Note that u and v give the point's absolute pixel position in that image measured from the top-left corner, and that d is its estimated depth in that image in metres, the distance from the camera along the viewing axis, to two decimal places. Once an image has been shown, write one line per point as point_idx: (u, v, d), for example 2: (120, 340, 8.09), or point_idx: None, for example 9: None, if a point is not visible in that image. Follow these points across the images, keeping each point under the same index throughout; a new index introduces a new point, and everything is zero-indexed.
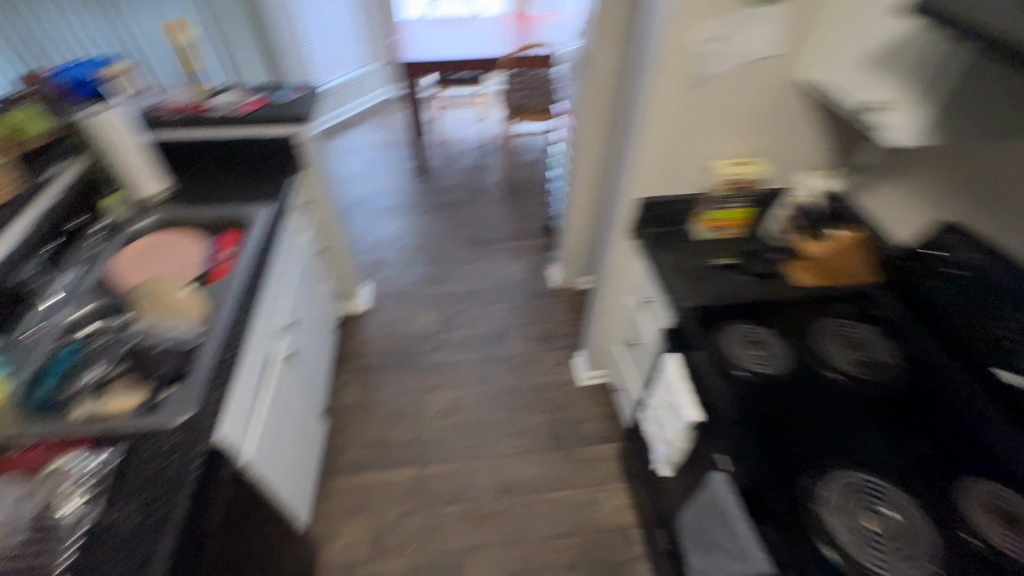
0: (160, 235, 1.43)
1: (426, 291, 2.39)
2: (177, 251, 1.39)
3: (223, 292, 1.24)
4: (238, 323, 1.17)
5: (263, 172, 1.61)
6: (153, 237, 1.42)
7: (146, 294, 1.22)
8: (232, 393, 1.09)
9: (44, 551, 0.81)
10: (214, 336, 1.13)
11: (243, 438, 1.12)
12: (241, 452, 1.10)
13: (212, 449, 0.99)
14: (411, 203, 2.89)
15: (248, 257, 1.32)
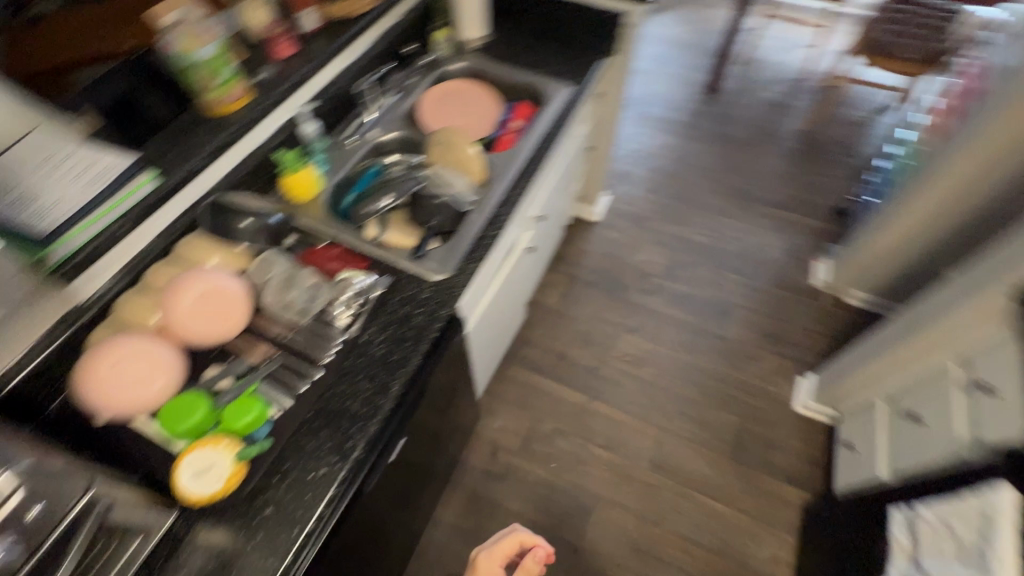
0: (462, 86, 1.42)
1: (662, 226, 2.17)
2: (471, 110, 1.38)
3: (503, 166, 1.21)
4: (508, 204, 1.15)
5: (576, 47, 1.47)
6: (456, 85, 1.41)
7: (440, 144, 1.22)
8: (480, 270, 1.10)
9: (313, 334, 0.92)
10: (484, 208, 1.13)
11: (473, 312, 1.15)
12: (468, 324, 1.15)
13: (452, 316, 1.02)
14: (684, 121, 2.54)
15: (535, 137, 1.26)
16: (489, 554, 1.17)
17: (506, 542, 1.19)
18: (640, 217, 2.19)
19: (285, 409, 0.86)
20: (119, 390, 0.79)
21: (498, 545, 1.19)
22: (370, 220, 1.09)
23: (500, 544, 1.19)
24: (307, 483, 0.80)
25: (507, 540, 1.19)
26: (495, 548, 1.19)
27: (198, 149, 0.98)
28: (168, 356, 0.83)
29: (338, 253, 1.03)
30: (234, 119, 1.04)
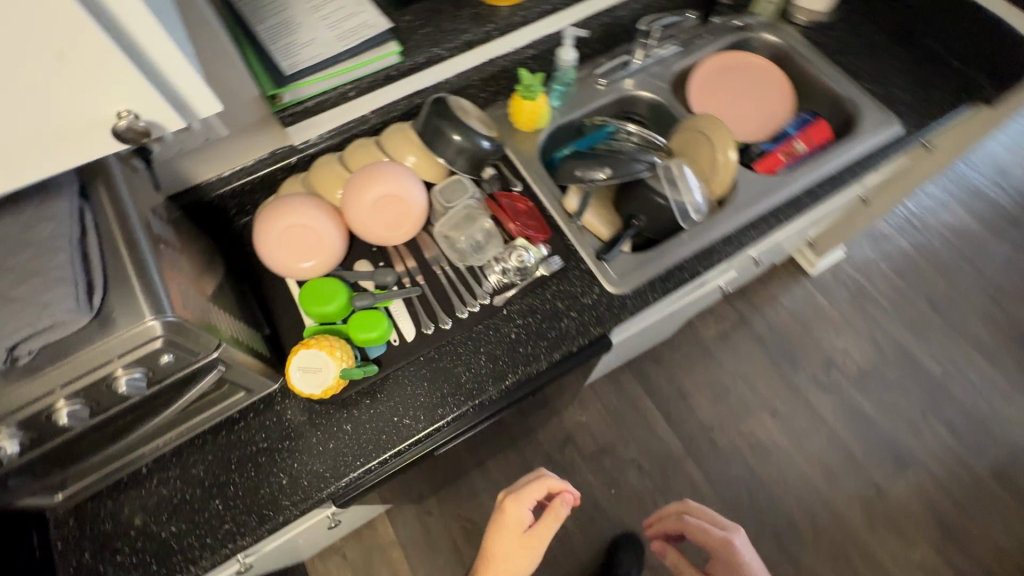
0: (748, 61, 1.12)
1: (886, 322, 1.71)
2: (747, 102, 1.11)
3: (753, 194, 0.96)
4: (733, 244, 0.93)
5: (939, 80, 1.07)
6: (741, 58, 1.12)
7: (695, 135, 0.99)
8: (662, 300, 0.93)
9: (461, 283, 0.87)
10: (703, 235, 0.92)
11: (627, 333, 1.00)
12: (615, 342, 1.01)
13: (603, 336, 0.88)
14: (1004, 209, 1.87)
15: (814, 176, 0.97)
16: (515, 496, 0.90)
17: (533, 486, 0.90)
18: (865, 296, 1.75)
19: (402, 340, 0.84)
20: (282, 248, 0.79)
21: (523, 492, 0.90)
22: (575, 187, 0.94)
23: (528, 489, 0.90)
24: (390, 423, 0.79)
25: (534, 486, 0.90)
26: (522, 490, 0.90)
27: (451, 35, 0.89)
28: (334, 237, 0.81)
29: (522, 207, 0.91)
30: (499, 14, 0.91)
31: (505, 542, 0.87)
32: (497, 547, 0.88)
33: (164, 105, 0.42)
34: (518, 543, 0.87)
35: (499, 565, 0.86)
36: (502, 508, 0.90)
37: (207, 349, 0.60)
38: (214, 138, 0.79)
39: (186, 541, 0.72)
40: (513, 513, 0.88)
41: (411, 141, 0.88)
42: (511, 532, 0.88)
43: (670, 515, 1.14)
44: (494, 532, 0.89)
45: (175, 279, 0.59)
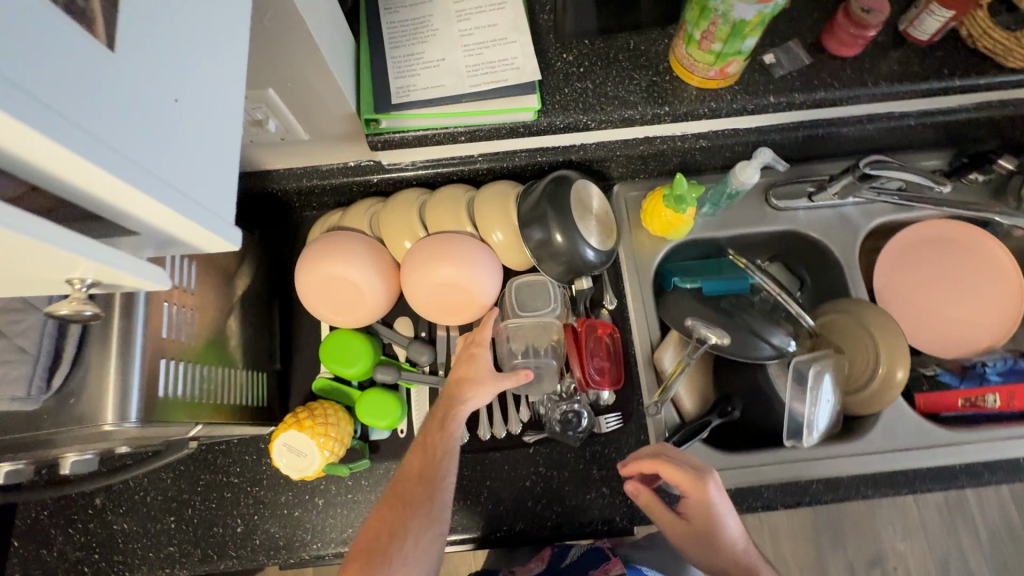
0: (976, 249, 0.82)
1: (970, 547, 1.42)
2: (942, 298, 0.83)
3: (895, 439, 0.73)
4: (835, 492, 0.72)
5: None
6: (967, 241, 0.82)
7: (849, 330, 0.77)
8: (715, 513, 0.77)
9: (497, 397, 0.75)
10: (802, 467, 0.72)
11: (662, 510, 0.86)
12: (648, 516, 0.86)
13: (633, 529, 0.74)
14: None
15: (986, 454, 0.72)
16: (479, 338, 0.67)
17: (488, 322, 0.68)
18: (963, 509, 1.44)
19: (409, 434, 0.74)
20: (320, 300, 0.68)
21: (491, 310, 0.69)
22: (677, 334, 0.77)
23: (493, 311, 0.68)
24: (360, 520, 0.71)
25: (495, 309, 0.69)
26: (478, 330, 0.68)
27: (609, 104, 0.67)
28: (379, 300, 0.70)
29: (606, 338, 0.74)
30: (682, 93, 0.68)
31: (462, 371, 0.65)
32: (452, 383, 0.65)
33: (143, 276, 0.31)
34: (480, 374, 0.64)
35: (453, 400, 0.64)
36: (465, 343, 0.68)
37: (178, 429, 0.52)
38: (292, 139, 0.66)
39: (132, 546, 0.70)
40: (481, 330, 0.67)
41: (508, 217, 0.71)
42: (472, 365, 0.65)
43: (639, 455, 0.64)
44: (453, 370, 0.66)
45: (170, 348, 0.51)
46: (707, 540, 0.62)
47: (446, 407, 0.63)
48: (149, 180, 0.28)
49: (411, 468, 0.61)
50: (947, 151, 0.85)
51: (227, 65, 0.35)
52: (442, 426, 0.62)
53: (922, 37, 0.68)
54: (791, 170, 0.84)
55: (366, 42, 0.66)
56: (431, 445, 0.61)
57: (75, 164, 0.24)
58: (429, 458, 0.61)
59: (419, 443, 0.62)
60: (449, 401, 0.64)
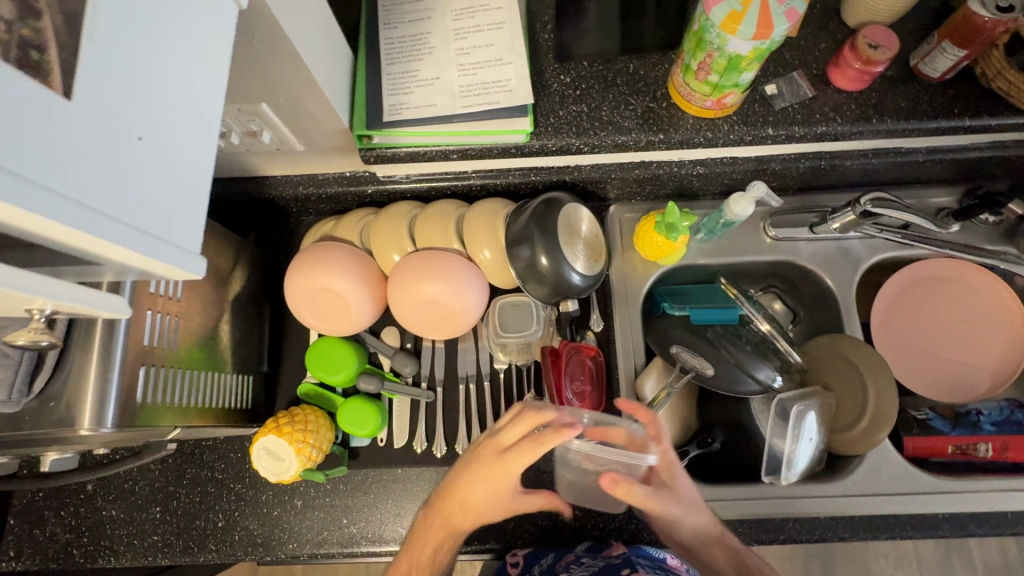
0: (992, 308, 0.79)
1: None
2: (938, 340, 0.81)
3: (877, 483, 0.72)
4: (810, 532, 0.71)
5: None
6: (987, 300, 0.80)
7: (837, 368, 0.76)
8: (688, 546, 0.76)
9: (476, 414, 0.75)
10: (778, 504, 0.71)
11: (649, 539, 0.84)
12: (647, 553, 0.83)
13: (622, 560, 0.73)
14: None
15: (970, 506, 0.70)
16: (506, 470, 0.61)
17: (526, 455, 0.59)
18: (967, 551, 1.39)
19: (389, 443, 0.75)
20: (306, 308, 0.70)
21: (540, 443, 0.58)
22: (662, 361, 0.77)
23: (540, 448, 0.59)
24: (336, 523, 0.73)
25: (543, 446, 0.58)
26: (510, 455, 0.61)
27: (603, 129, 0.67)
28: (364, 313, 0.71)
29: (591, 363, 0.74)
30: (679, 121, 0.67)
31: (482, 491, 0.62)
32: (472, 494, 0.62)
33: (98, 306, 0.32)
34: (499, 503, 0.63)
35: (474, 509, 0.63)
36: (493, 453, 0.62)
37: (155, 431, 0.55)
38: (287, 149, 0.67)
39: (119, 532, 0.73)
40: (516, 467, 0.60)
41: (495, 237, 0.71)
42: (494, 487, 0.62)
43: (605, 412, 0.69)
44: (470, 483, 0.62)
45: (151, 355, 0.53)
46: (687, 508, 0.63)
47: (466, 515, 0.64)
48: (106, 222, 0.29)
49: (428, 541, 0.64)
50: (959, 188, 0.82)
51: (199, 97, 0.36)
52: (456, 524, 0.64)
53: (933, 74, 0.66)
54: (793, 199, 0.83)
55: (362, 58, 0.66)
56: (438, 555, 0.64)
57: (23, 215, 0.26)
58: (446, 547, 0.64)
59: (435, 529, 0.64)
60: (470, 506, 0.63)
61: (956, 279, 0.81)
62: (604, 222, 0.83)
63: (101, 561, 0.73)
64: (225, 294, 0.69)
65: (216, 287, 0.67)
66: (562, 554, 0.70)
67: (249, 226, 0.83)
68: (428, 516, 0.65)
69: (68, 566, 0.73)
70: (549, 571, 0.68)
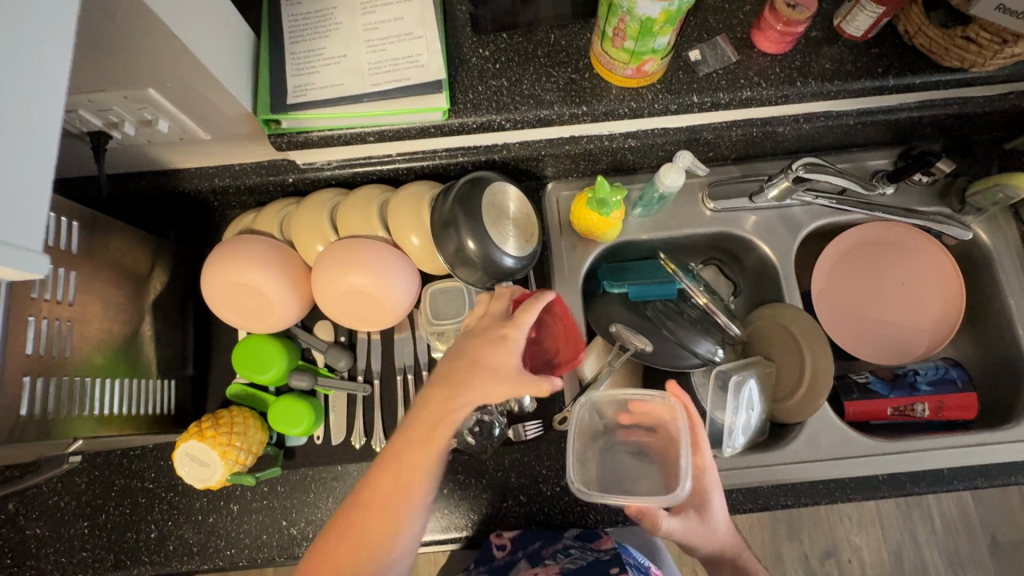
0: (934, 280, 0.79)
1: (925, 540, 1.40)
2: (882, 309, 0.81)
3: (818, 448, 0.72)
4: (755, 501, 0.71)
5: None
6: (936, 273, 0.79)
7: (776, 338, 0.76)
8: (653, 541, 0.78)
9: (416, 405, 0.73)
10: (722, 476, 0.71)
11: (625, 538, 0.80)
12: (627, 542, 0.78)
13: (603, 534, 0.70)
14: None
15: (907, 465, 0.71)
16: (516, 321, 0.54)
17: (527, 318, 0.54)
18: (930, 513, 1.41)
19: (326, 441, 0.73)
20: (224, 306, 0.66)
21: (535, 305, 0.55)
22: (603, 340, 0.76)
23: (538, 308, 0.55)
24: (274, 526, 0.71)
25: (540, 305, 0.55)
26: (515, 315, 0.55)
27: (524, 103, 0.64)
28: (289, 308, 0.68)
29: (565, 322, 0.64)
30: (603, 92, 0.65)
31: (481, 366, 0.53)
32: (466, 365, 0.53)
33: None
34: (500, 368, 0.53)
35: (473, 389, 0.53)
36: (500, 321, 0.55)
37: (56, 443, 0.51)
38: (192, 138, 0.63)
39: (44, 550, 0.70)
40: (517, 326, 0.54)
41: (422, 221, 0.69)
42: (501, 359, 0.53)
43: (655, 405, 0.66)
44: (469, 357, 0.54)
45: (38, 364, 0.50)
46: (711, 533, 0.63)
47: (453, 399, 0.53)
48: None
49: (415, 440, 0.53)
50: (894, 150, 0.81)
51: (26, 84, 0.33)
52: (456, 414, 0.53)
53: (856, 33, 0.65)
54: (731, 168, 0.81)
55: (266, 37, 0.62)
56: (421, 449, 0.53)
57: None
58: (417, 458, 0.53)
59: (411, 436, 0.54)
60: (462, 395, 0.53)
61: (904, 247, 0.81)
62: (541, 201, 0.80)
63: None
64: (140, 294, 0.65)
65: (126, 288, 0.63)
66: (551, 540, 0.68)
67: (169, 222, 0.79)
68: (409, 438, 0.54)
69: None
70: (534, 560, 0.66)
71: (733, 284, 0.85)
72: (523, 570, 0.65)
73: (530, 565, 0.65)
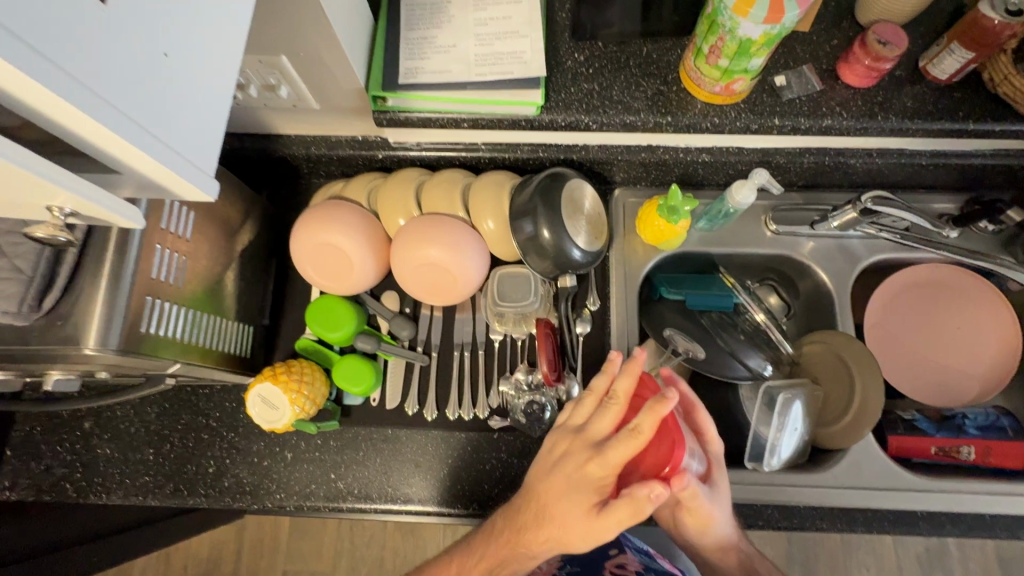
0: (992, 328, 0.79)
1: None
2: (935, 347, 0.82)
3: (859, 477, 0.73)
4: (791, 520, 0.72)
5: None
6: (995, 321, 0.79)
7: (827, 364, 0.77)
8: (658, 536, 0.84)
9: (469, 380, 0.77)
10: (759, 490, 0.72)
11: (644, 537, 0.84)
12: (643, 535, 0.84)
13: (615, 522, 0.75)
14: None
15: (949, 505, 0.71)
16: (598, 459, 0.53)
17: (624, 448, 0.51)
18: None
19: (381, 404, 0.77)
20: (311, 264, 0.71)
21: (641, 434, 0.49)
22: (654, 341, 0.78)
23: (641, 439, 0.50)
24: (324, 478, 0.74)
25: (643, 437, 0.49)
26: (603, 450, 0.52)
27: (612, 108, 0.68)
28: (368, 273, 0.73)
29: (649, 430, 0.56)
30: (688, 105, 0.68)
31: (567, 504, 0.54)
32: (551, 497, 0.55)
33: (118, 214, 0.34)
34: (585, 509, 0.53)
35: (566, 529, 0.54)
36: (584, 448, 0.55)
37: (160, 363, 0.56)
38: (303, 107, 0.69)
39: (111, 470, 0.75)
40: (613, 462, 0.52)
41: (500, 208, 0.73)
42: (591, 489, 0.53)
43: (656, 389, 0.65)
44: (553, 483, 0.56)
45: (158, 288, 0.55)
46: (727, 517, 0.63)
47: (544, 534, 0.55)
48: (125, 123, 0.30)
49: (501, 543, 0.59)
50: (961, 196, 0.82)
51: (228, 30, 0.38)
52: (538, 541, 0.56)
53: (941, 76, 0.67)
54: (796, 195, 0.84)
55: (383, 22, 0.68)
56: (509, 556, 0.59)
57: (48, 98, 0.27)
58: (508, 571, 0.60)
59: (497, 554, 0.59)
60: (554, 533, 0.55)
61: (968, 294, 0.81)
62: (607, 204, 0.84)
63: (92, 497, 0.74)
64: (235, 243, 0.71)
65: (225, 235, 0.68)
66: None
67: (260, 183, 0.84)
68: (501, 544, 0.59)
69: (59, 499, 0.74)
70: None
71: (786, 304, 0.87)
72: (526, 564, 0.71)
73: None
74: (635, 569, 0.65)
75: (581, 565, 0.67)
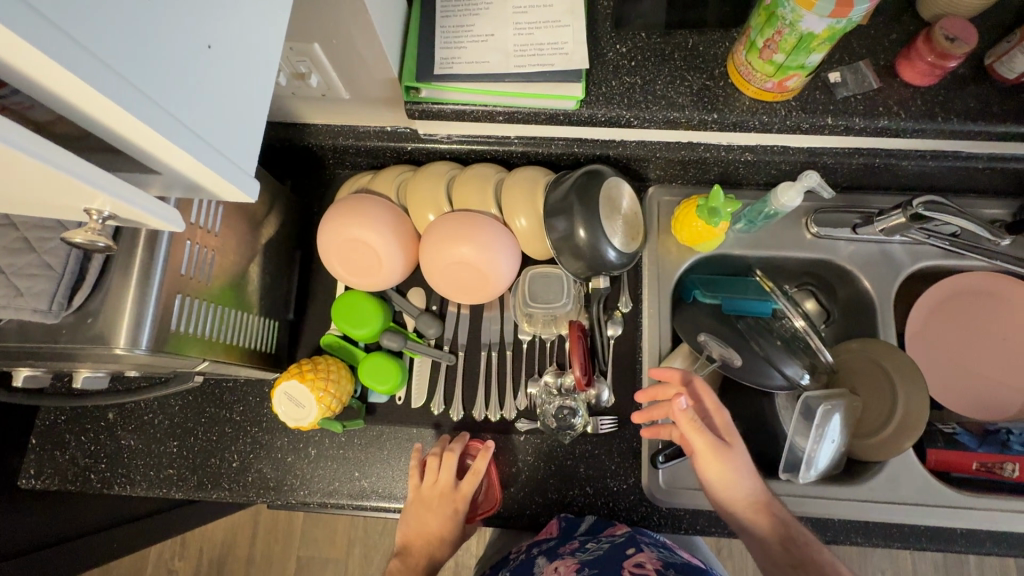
0: None
1: None
2: (970, 355, 0.79)
3: (896, 491, 0.71)
4: (823, 533, 0.70)
5: None
6: None
7: (867, 372, 0.74)
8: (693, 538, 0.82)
9: (496, 381, 0.75)
10: (791, 501, 0.70)
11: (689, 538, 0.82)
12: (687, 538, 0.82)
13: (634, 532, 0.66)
14: None
15: (989, 523, 0.69)
16: (464, 495, 0.69)
17: (471, 485, 0.69)
18: None
19: (406, 403, 0.76)
20: (336, 259, 0.69)
21: (477, 471, 0.69)
22: (687, 347, 0.75)
23: (478, 472, 0.69)
24: (347, 476, 0.73)
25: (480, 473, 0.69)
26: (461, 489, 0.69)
27: (656, 103, 0.65)
28: (393, 269, 0.70)
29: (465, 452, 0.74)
30: (734, 102, 0.65)
31: (434, 532, 0.69)
32: (425, 530, 0.69)
33: (157, 216, 0.32)
34: (449, 534, 0.69)
35: (434, 547, 0.69)
36: (443, 488, 0.69)
37: (188, 360, 0.55)
38: (333, 96, 0.66)
39: (135, 462, 0.75)
40: (466, 494, 0.69)
41: (533, 205, 0.70)
42: (450, 521, 0.69)
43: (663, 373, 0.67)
44: (425, 516, 0.69)
45: (186, 284, 0.53)
46: (741, 469, 0.59)
47: (426, 561, 0.69)
48: (168, 122, 0.28)
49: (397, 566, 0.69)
50: (1014, 201, 0.78)
51: (269, 21, 0.36)
52: (413, 563, 0.68)
53: (1008, 75, 0.63)
54: (839, 197, 0.80)
55: (416, 9, 0.65)
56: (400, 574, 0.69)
57: (88, 94, 0.25)
58: None
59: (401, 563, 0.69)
60: (425, 551, 0.69)
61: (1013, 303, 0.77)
62: (641, 202, 0.81)
63: (116, 488, 0.74)
64: (262, 235, 0.69)
65: (251, 229, 0.66)
66: (566, 541, 0.65)
67: (285, 174, 0.82)
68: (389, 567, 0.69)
69: (84, 489, 0.74)
70: (552, 554, 0.64)
71: (824, 310, 0.84)
72: (542, 565, 0.63)
73: (549, 560, 0.63)
74: (654, 568, 0.58)
75: (599, 567, 0.59)
